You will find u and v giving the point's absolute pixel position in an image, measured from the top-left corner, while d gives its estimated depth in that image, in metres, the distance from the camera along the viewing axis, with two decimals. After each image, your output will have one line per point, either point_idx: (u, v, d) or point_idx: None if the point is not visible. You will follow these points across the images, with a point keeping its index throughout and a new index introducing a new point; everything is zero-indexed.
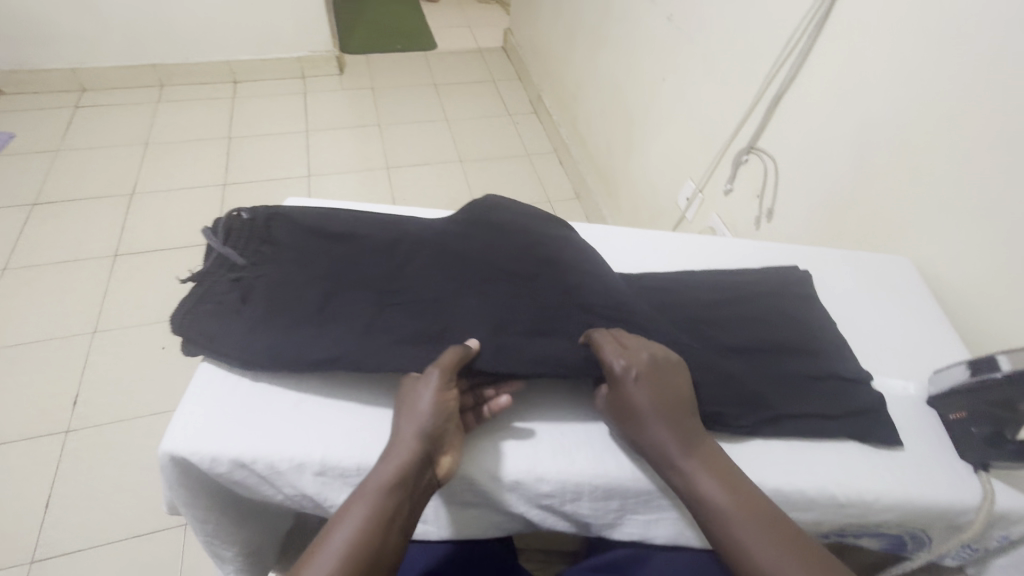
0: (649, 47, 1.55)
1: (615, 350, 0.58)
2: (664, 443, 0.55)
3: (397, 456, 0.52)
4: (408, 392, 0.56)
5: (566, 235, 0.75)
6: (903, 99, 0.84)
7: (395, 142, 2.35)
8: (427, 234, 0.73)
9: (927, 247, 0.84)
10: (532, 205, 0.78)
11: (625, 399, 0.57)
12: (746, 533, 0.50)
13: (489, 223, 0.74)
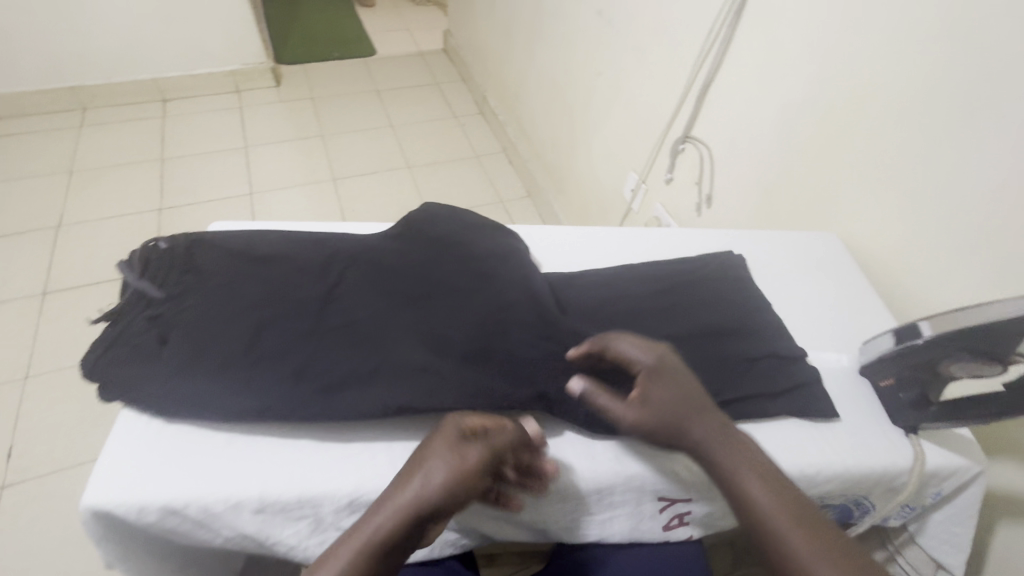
0: (583, 42, 1.56)
1: (636, 347, 0.58)
2: (697, 436, 0.53)
3: (396, 511, 0.47)
4: (434, 443, 0.50)
5: (504, 241, 0.75)
6: (819, 82, 0.87)
7: (340, 152, 2.30)
8: (361, 250, 0.71)
9: (852, 223, 0.88)
10: (468, 212, 0.78)
11: (650, 394, 0.55)
12: (786, 526, 0.48)
13: (426, 234, 0.73)
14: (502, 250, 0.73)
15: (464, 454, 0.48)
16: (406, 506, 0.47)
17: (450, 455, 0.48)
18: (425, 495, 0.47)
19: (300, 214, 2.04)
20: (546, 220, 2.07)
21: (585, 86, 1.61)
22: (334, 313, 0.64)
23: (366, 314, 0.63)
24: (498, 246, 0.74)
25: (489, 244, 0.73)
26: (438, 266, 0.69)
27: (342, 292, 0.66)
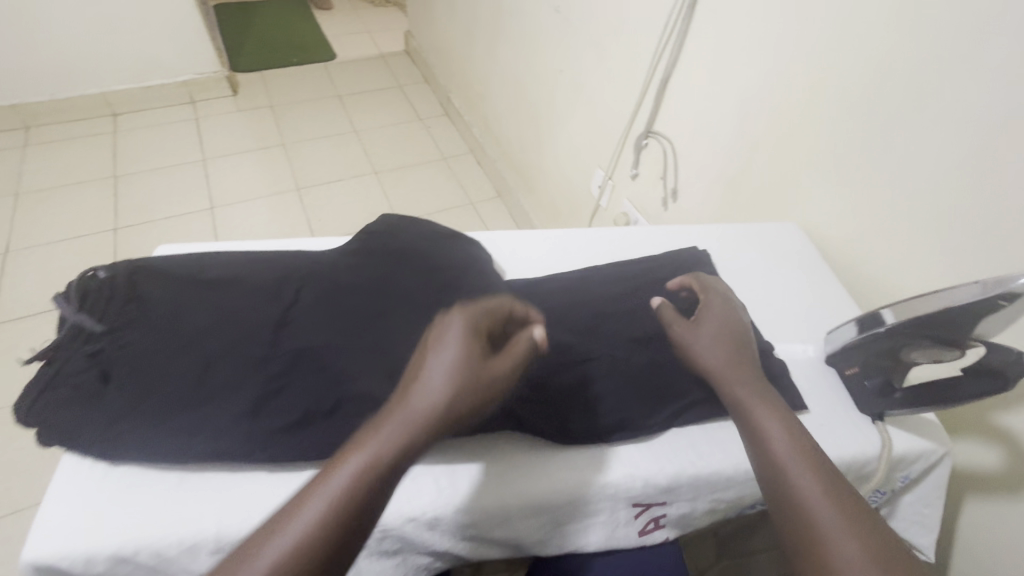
0: (543, 40, 1.55)
1: (712, 289, 0.68)
2: (727, 364, 0.60)
3: (409, 415, 0.44)
4: (435, 336, 0.47)
5: (466, 250, 0.73)
6: (773, 74, 0.88)
7: (303, 161, 2.24)
8: (317, 268, 0.68)
9: (812, 211, 0.89)
10: (429, 222, 0.76)
11: (706, 320, 0.64)
12: (797, 468, 0.50)
13: (385, 247, 0.71)
14: (464, 260, 0.72)
15: (472, 343, 0.47)
16: (407, 413, 0.44)
17: (456, 348, 0.46)
18: (437, 395, 0.44)
19: (265, 227, 1.98)
20: (517, 220, 2.06)
21: (547, 85, 1.60)
22: (291, 335, 0.61)
23: (325, 334, 0.61)
24: (460, 256, 0.72)
25: (450, 255, 0.72)
26: (399, 280, 0.68)
27: (299, 312, 0.63)
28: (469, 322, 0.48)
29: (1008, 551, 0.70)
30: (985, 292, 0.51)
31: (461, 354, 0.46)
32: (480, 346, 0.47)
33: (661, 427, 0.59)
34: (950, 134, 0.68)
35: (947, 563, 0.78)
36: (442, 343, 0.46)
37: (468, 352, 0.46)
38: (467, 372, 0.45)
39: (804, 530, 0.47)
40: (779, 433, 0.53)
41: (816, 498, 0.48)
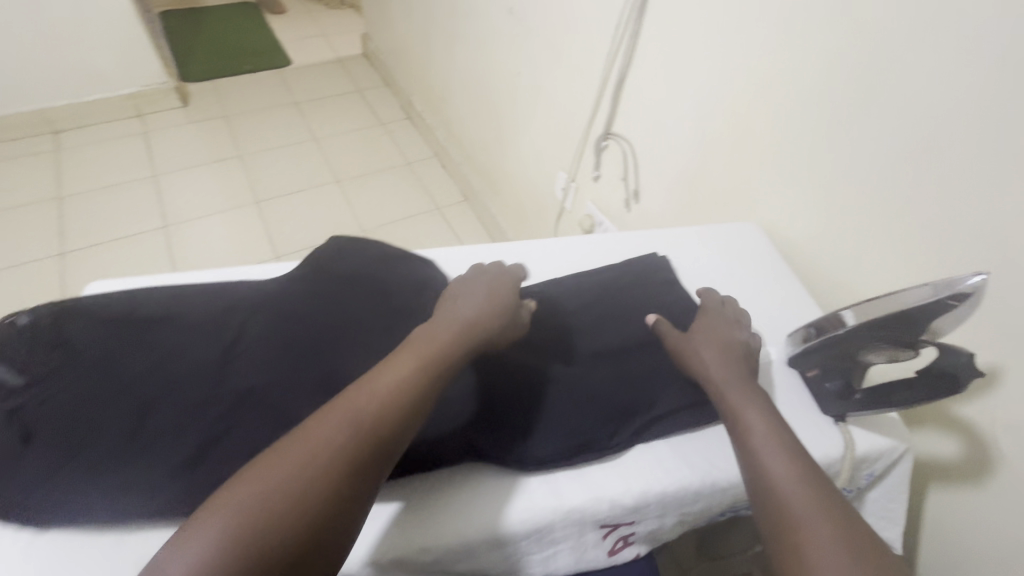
0: (499, 41, 1.53)
1: (711, 302, 0.71)
2: (725, 360, 0.62)
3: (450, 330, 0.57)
4: (469, 284, 0.65)
5: (418, 272, 0.72)
6: (724, 74, 0.87)
7: (261, 172, 2.17)
8: (261, 298, 0.65)
9: (768, 209, 0.89)
10: (380, 243, 0.74)
11: (701, 329, 0.67)
12: (780, 466, 0.53)
13: (334, 272, 0.68)
14: (416, 284, 0.71)
15: (501, 290, 0.64)
16: (448, 327, 0.58)
17: (486, 292, 0.63)
18: (470, 316, 0.59)
19: (223, 243, 1.91)
20: (485, 223, 2.03)
21: (506, 86, 1.57)
22: (235, 372, 0.58)
23: (271, 368, 0.58)
24: (412, 279, 0.71)
25: (403, 278, 0.71)
26: (350, 307, 0.65)
27: (242, 347, 0.60)
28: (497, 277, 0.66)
29: (971, 538, 0.72)
30: (934, 295, 0.51)
31: (491, 295, 0.62)
32: (510, 294, 0.64)
33: (624, 444, 0.58)
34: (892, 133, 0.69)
35: (915, 553, 0.79)
36: (476, 289, 0.63)
37: (498, 295, 0.63)
38: (494, 309, 0.61)
39: (779, 511, 0.50)
40: (760, 426, 0.56)
41: (789, 485, 0.51)
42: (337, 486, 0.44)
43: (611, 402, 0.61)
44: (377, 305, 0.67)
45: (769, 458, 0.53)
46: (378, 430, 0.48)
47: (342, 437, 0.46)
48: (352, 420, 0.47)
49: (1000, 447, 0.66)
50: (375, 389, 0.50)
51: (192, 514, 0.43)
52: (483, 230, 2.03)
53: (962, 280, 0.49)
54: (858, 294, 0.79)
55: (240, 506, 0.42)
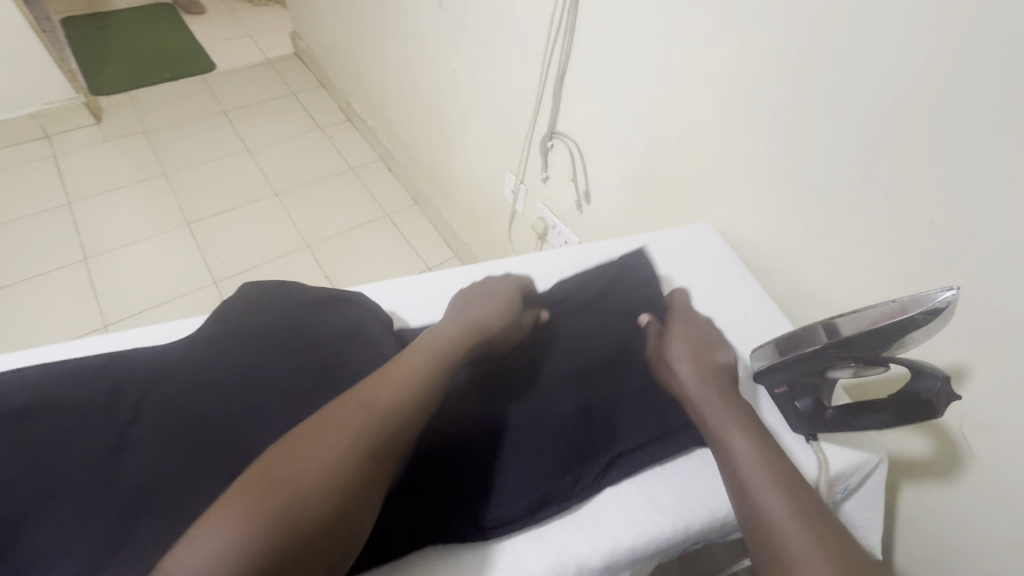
0: (433, 37, 1.43)
1: (681, 316, 0.69)
2: (700, 380, 0.61)
3: (453, 334, 0.60)
4: (470, 294, 0.68)
5: (346, 314, 0.68)
6: (665, 67, 0.82)
7: (190, 190, 2.00)
8: (164, 367, 0.57)
9: (721, 209, 0.84)
10: (291, 282, 0.69)
11: (676, 343, 0.65)
12: (766, 486, 0.50)
13: (249, 324, 0.62)
14: (344, 329, 0.66)
15: (504, 293, 0.67)
16: (451, 332, 0.60)
17: (487, 298, 0.66)
18: (471, 321, 0.62)
19: (154, 272, 1.75)
20: (438, 227, 1.94)
21: (445, 84, 1.48)
22: (136, 464, 0.49)
23: (189, 448, 0.51)
24: (340, 323, 0.66)
25: (330, 324, 0.66)
26: (273, 364, 0.59)
27: (143, 432, 0.51)
28: (500, 283, 0.70)
29: (942, 533, 0.71)
30: (907, 310, 0.48)
31: (493, 299, 0.66)
32: (514, 297, 0.67)
33: (590, 489, 0.57)
34: (841, 127, 0.65)
35: (890, 550, 0.78)
36: (477, 296, 0.67)
37: (499, 299, 0.66)
38: (497, 311, 0.64)
39: (766, 539, 0.47)
40: (744, 447, 0.54)
41: (777, 507, 0.48)
42: (350, 480, 0.45)
43: (572, 443, 0.58)
44: (304, 358, 0.61)
45: (756, 482, 0.51)
46: (394, 422, 0.50)
47: (357, 431, 0.48)
48: (361, 416, 0.49)
49: (969, 445, 0.64)
50: (381, 387, 0.52)
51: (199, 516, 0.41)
52: (437, 234, 1.94)
53: (935, 294, 0.47)
54: (818, 292, 0.76)
55: (255, 497, 0.42)
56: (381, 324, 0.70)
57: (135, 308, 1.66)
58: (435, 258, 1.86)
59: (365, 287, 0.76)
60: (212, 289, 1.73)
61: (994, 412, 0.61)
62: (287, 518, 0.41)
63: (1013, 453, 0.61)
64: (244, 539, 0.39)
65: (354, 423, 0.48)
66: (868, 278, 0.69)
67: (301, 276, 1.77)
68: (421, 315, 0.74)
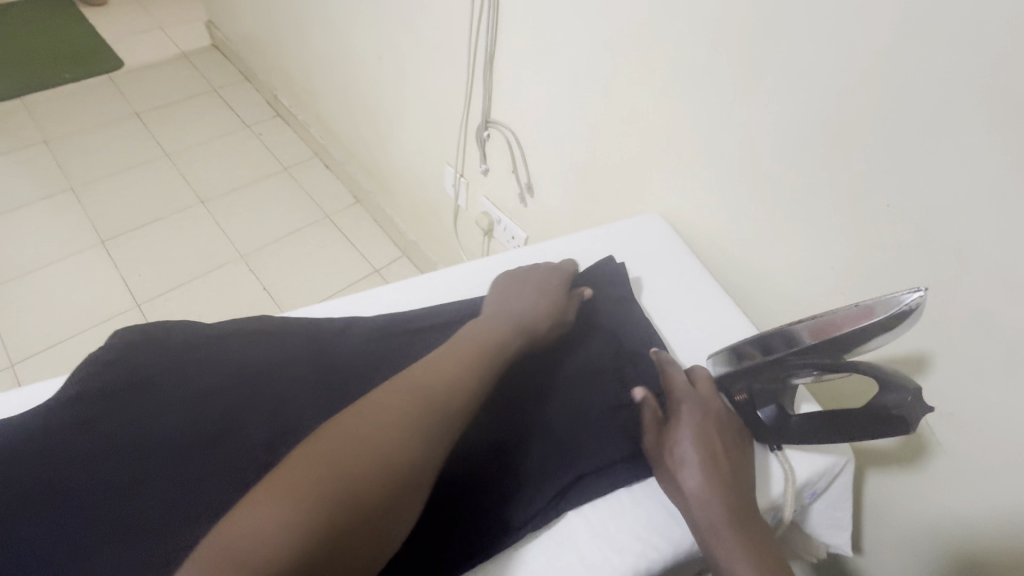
0: (354, 22, 1.31)
1: (682, 392, 0.58)
2: (713, 497, 0.51)
3: (500, 327, 0.61)
4: (519, 277, 0.68)
5: (245, 351, 0.62)
6: (597, 47, 0.75)
7: (100, 204, 1.79)
8: (28, 446, 0.52)
9: (668, 198, 0.79)
10: (185, 320, 0.62)
11: (681, 437, 0.55)
12: None
13: (126, 376, 0.57)
14: (241, 370, 0.60)
15: (552, 284, 0.67)
16: (496, 326, 0.61)
17: (535, 288, 0.66)
18: (515, 314, 0.63)
19: (65, 299, 1.56)
20: (382, 226, 1.82)
21: (372, 73, 1.36)
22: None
23: (56, 527, 0.49)
24: (236, 363, 0.61)
25: (225, 365, 0.60)
26: (155, 419, 0.55)
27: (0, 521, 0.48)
28: (550, 270, 0.70)
29: (908, 520, 0.69)
30: (873, 315, 0.46)
31: (541, 290, 0.66)
32: (563, 289, 0.67)
33: (532, 526, 0.52)
34: (787, 107, 0.60)
35: (857, 538, 0.76)
36: (527, 284, 0.67)
37: (548, 291, 0.66)
38: (542, 303, 0.64)
39: None
40: None
41: None
42: (386, 484, 0.44)
43: (511, 479, 0.55)
44: (193, 409, 0.57)
45: None
46: (439, 421, 0.50)
47: (401, 432, 0.47)
48: (415, 406, 0.50)
49: (934, 434, 0.62)
50: (433, 378, 0.53)
51: (258, 489, 0.43)
52: (383, 234, 1.81)
53: (902, 296, 0.45)
54: (773, 282, 0.72)
55: (286, 502, 0.41)
56: (302, 362, 0.62)
57: (45, 342, 1.47)
58: (382, 260, 1.74)
59: (278, 317, 0.66)
60: (134, 312, 1.55)
61: (960, 399, 0.58)
62: (343, 495, 0.42)
63: (980, 441, 0.58)
64: (302, 519, 0.40)
65: (408, 409, 0.49)
66: (824, 265, 0.64)
67: (235, 290, 1.61)
68: (345, 343, 0.65)
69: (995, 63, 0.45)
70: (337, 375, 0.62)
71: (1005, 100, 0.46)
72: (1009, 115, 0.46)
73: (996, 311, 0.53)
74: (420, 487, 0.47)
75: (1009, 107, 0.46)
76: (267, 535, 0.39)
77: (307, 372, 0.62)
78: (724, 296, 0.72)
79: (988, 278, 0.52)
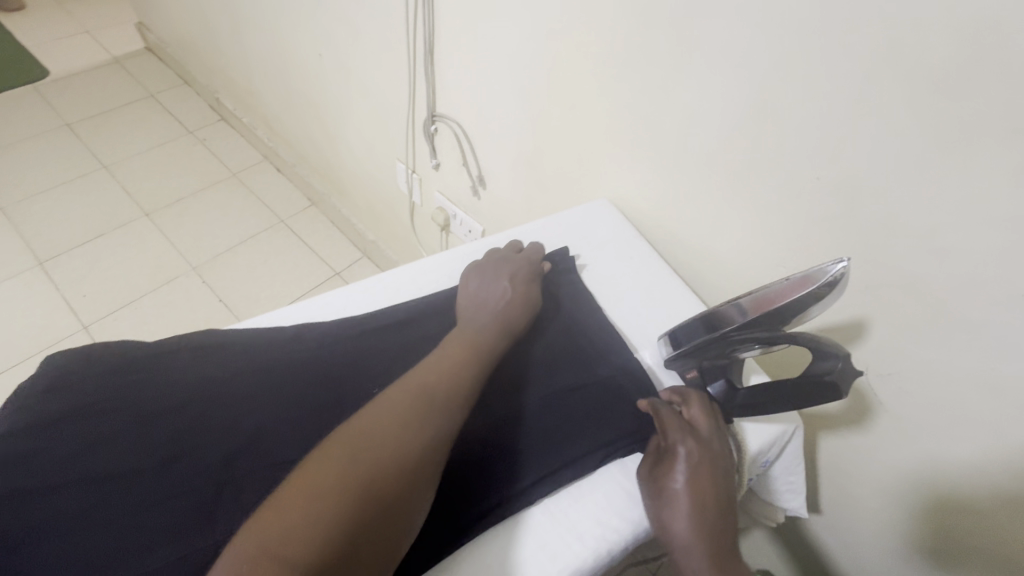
0: (290, 17, 1.26)
1: (678, 431, 0.55)
2: (699, 541, 0.50)
3: (488, 314, 0.63)
4: (489, 267, 0.68)
5: (187, 369, 0.60)
6: (533, 35, 0.74)
7: (34, 222, 1.69)
8: None
9: (616, 184, 0.79)
10: (125, 341, 0.60)
11: (673, 474, 0.53)
12: None
13: (63, 405, 0.54)
14: (187, 388, 0.58)
15: (523, 273, 0.67)
16: (487, 314, 0.63)
17: (506, 278, 0.66)
18: (497, 298, 0.64)
19: (4, 327, 1.46)
20: (341, 228, 1.78)
21: (314, 71, 1.32)
22: None
23: None
24: (182, 381, 0.59)
25: (168, 387, 0.58)
26: (97, 448, 0.53)
27: None
28: (518, 258, 0.70)
29: (860, 477, 0.72)
30: (808, 285, 0.48)
31: (516, 273, 0.67)
32: (533, 279, 0.68)
33: (499, 519, 0.53)
34: (720, 88, 0.60)
35: (815, 497, 0.80)
36: (496, 274, 0.67)
37: (519, 281, 0.66)
38: (517, 286, 0.66)
39: None
40: None
41: None
42: (401, 474, 0.46)
43: (473, 471, 0.55)
44: (135, 434, 0.54)
45: None
46: (446, 414, 0.52)
47: (414, 426, 0.49)
48: (419, 400, 0.52)
49: (875, 393, 0.65)
50: (433, 374, 0.55)
51: (280, 490, 0.44)
52: (341, 236, 1.77)
53: (828, 267, 0.46)
54: (720, 260, 0.73)
55: (309, 501, 0.42)
56: (250, 375, 0.60)
57: None
58: (342, 262, 1.70)
59: (223, 331, 0.64)
60: (82, 335, 1.47)
61: (896, 360, 0.61)
62: (364, 488, 0.44)
63: (915, 398, 0.61)
64: (329, 516, 0.42)
65: (415, 406, 0.51)
66: (766, 241, 0.66)
67: (190, 304, 1.55)
68: (295, 351, 0.63)
69: (906, 35, 0.47)
70: (288, 383, 0.60)
71: (918, 70, 0.47)
72: (923, 84, 0.47)
73: (924, 274, 0.55)
74: (431, 478, 0.49)
75: (921, 77, 0.47)
76: (295, 530, 0.41)
77: (256, 384, 0.60)
78: (674, 276, 0.74)
79: (915, 244, 0.54)
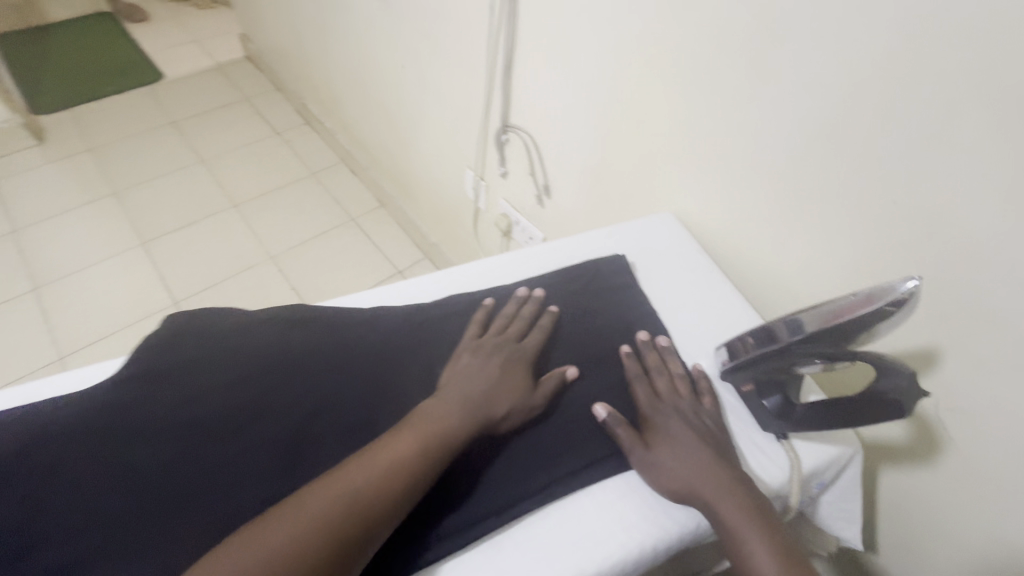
0: (378, 33, 1.37)
1: (648, 405, 0.61)
2: (709, 485, 0.53)
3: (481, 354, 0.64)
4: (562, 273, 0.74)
5: (275, 337, 0.67)
6: (610, 53, 0.78)
7: (142, 208, 1.89)
8: (85, 414, 0.57)
9: (681, 197, 0.81)
10: (226, 307, 0.68)
11: (660, 440, 0.57)
12: None
13: (174, 358, 0.62)
14: (276, 354, 0.65)
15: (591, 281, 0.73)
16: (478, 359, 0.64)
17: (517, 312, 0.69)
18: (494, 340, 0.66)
19: (109, 297, 1.64)
20: (405, 230, 1.87)
21: (394, 82, 1.42)
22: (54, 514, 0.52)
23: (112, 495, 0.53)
24: (271, 347, 0.65)
25: (260, 352, 0.65)
26: (200, 397, 0.60)
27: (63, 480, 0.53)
28: (591, 266, 0.75)
29: (923, 514, 0.69)
30: (873, 302, 0.48)
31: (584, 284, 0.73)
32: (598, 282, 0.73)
33: (548, 501, 0.55)
34: (796, 108, 0.61)
35: (874, 532, 0.76)
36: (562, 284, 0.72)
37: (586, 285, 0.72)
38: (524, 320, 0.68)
39: None
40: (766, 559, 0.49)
41: None
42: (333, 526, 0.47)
43: (521, 452, 0.58)
44: (232, 390, 0.61)
45: None
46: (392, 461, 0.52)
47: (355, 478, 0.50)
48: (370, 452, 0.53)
49: (945, 427, 0.62)
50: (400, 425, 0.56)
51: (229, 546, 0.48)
52: (405, 236, 1.87)
53: (897, 286, 0.47)
54: (784, 278, 0.73)
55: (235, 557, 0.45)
56: (329, 348, 0.66)
57: (91, 337, 1.55)
58: (405, 260, 1.79)
59: (310, 308, 0.71)
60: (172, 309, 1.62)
61: (970, 392, 0.59)
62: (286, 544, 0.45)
63: (989, 434, 0.59)
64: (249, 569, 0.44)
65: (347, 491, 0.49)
66: (834, 260, 0.66)
67: (266, 290, 1.68)
68: (370, 332, 0.68)
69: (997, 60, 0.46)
70: (362, 359, 0.66)
71: (1004, 97, 0.47)
72: (1011, 108, 0.47)
73: (1004, 304, 0.53)
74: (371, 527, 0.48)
75: (1010, 101, 0.47)
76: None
77: (333, 357, 0.66)
78: (735, 292, 0.74)
79: (996, 271, 0.53)
